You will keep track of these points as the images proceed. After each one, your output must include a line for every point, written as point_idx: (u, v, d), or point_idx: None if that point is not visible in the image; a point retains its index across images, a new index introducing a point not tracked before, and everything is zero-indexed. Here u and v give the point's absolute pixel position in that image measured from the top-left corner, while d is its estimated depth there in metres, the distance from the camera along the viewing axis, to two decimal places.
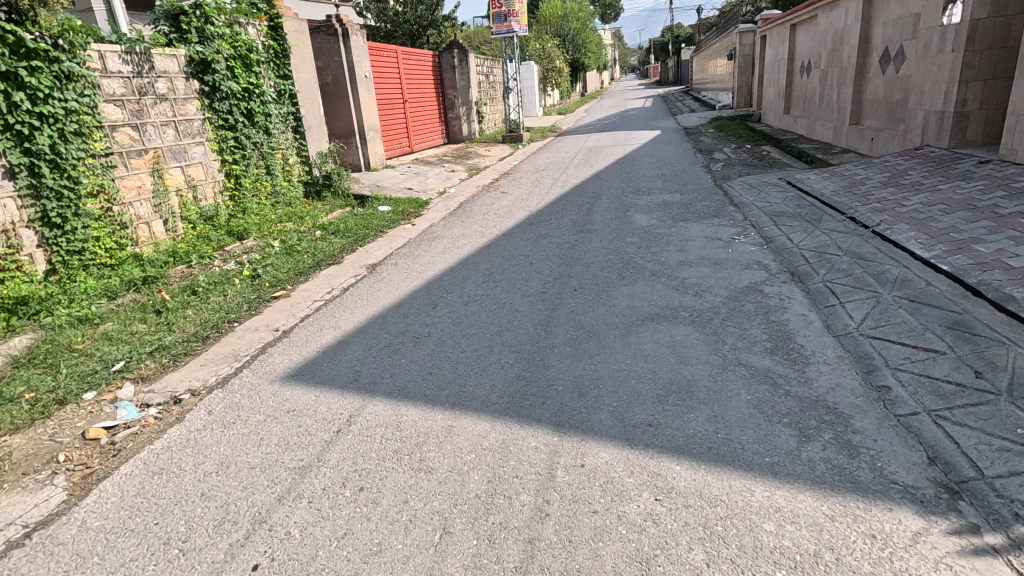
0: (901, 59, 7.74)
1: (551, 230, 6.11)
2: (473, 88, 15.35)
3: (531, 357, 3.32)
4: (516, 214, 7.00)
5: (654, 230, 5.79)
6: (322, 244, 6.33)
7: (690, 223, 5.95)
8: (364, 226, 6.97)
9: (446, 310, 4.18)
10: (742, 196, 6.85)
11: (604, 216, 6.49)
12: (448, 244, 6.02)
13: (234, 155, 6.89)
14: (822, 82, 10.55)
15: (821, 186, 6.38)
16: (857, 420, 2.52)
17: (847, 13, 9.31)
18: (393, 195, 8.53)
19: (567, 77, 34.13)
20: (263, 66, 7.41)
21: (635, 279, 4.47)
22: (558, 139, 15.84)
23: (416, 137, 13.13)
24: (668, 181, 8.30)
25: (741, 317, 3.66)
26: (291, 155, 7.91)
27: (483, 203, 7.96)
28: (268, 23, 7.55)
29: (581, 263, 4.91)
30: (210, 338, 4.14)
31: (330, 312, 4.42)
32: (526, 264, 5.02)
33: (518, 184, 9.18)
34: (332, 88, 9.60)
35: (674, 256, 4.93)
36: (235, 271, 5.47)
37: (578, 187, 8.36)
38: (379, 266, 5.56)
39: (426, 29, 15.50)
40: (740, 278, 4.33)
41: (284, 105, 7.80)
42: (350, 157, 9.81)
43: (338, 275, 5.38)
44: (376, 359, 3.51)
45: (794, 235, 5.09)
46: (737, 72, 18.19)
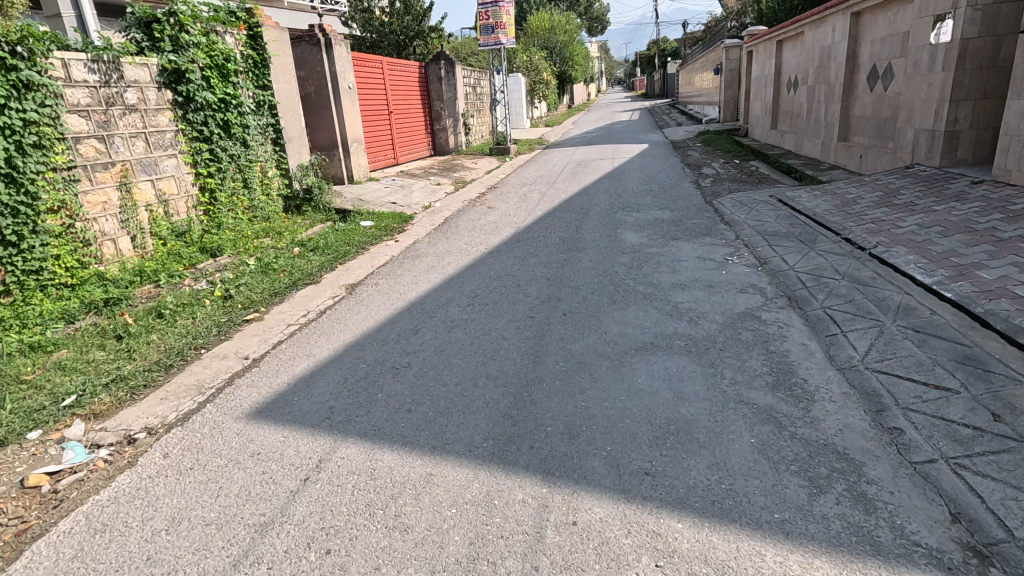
0: (890, 76, 7.72)
1: (538, 248, 5.92)
2: (460, 99, 15.20)
3: (518, 392, 3.09)
4: (502, 231, 6.80)
5: (645, 250, 5.62)
6: (300, 261, 6.06)
7: (682, 242, 5.79)
8: (345, 243, 6.71)
9: (428, 337, 3.94)
10: (733, 214, 6.72)
11: (593, 234, 6.31)
12: (431, 262, 5.79)
13: (209, 168, 6.62)
14: (809, 98, 10.55)
15: (813, 205, 6.27)
16: (871, 469, 2.32)
17: (834, 30, 9.32)
18: (376, 209, 8.29)
19: (554, 89, 34.21)
20: (241, 76, 7.16)
21: (627, 303, 4.27)
22: (545, 151, 15.74)
23: (401, 148, 12.91)
24: (658, 197, 8.17)
25: (739, 347, 3.47)
26: (269, 168, 7.64)
27: (468, 218, 7.75)
28: (247, 32, 7.32)
29: (570, 285, 4.71)
30: (173, 367, 3.85)
31: (305, 338, 4.17)
32: (512, 286, 4.81)
33: (506, 198, 8.99)
34: (315, 99, 9.36)
35: (666, 278, 4.75)
36: (206, 292, 5.19)
37: (566, 202, 8.19)
38: (359, 286, 5.31)
39: (413, 40, 15.27)
40: (736, 303, 4.16)
41: (263, 117, 7.54)
42: (333, 169, 9.56)
43: (316, 296, 5.13)
44: (351, 393, 3.26)
45: (789, 256, 4.95)
46: (724, 86, 18.27)
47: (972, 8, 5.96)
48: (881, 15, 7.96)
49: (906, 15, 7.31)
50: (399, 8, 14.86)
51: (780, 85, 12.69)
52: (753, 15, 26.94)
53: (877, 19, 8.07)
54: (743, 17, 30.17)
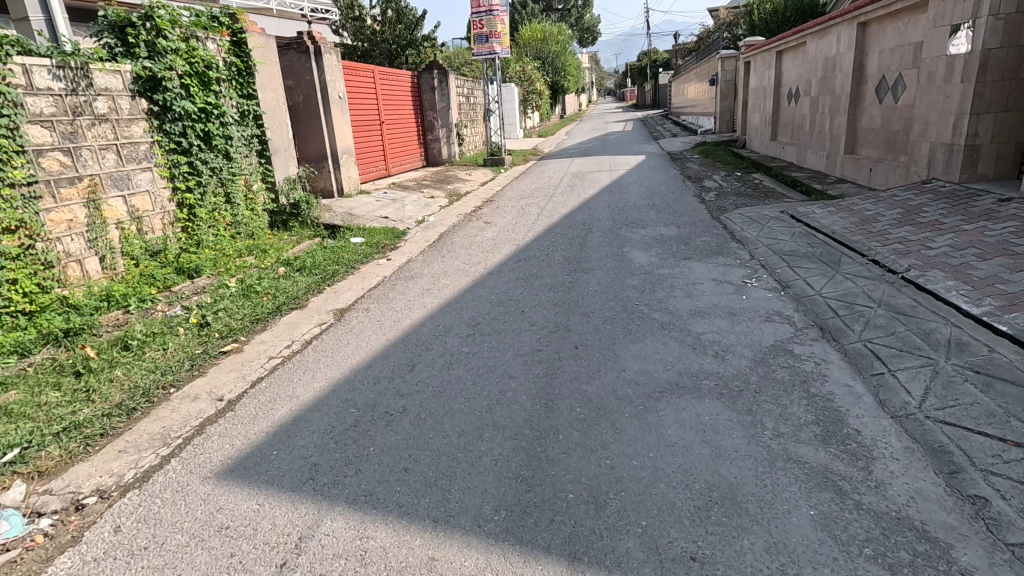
0: (901, 88, 7.46)
1: (541, 268, 5.53)
2: (454, 109, 14.86)
3: (531, 446, 2.69)
4: (502, 249, 6.42)
5: (656, 271, 5.26)
6: (285, 283, 5.63)
7: (694, 263, 5.43)
8: (334, 262, 6.31)
9: (425, 374, 3.53)
10: (744, 231, 6.39)
11: (598, 253, 5.94)
12: (427, 284, 5.39)
13: (187, 182, 6.18)
14: (813, 109, 10.31)
15: (830, 222, 5.97)
16: (962, 555, 1.94)
17: (839, 40, 9.10)
18: (367, 224, 7.88)
19: (547, 100, 34.07)
20: (223, 84, 6.75)
21: (644, 333, 3.90)
22: (541, 163, 15.43)
23: (393, 160, 12.52)
24: (662, 211, 7.83)
25: (775, 388, 3.10)
26: (254, 181, 7.22)
27: (465, 234, 7.36)
28: (230, 39, 6.92)
29: (580, 312, 4.33)
30: (137, 410, 3.41)
31: (288, 374, 3.74)
32: (517, 312, 4.41)
33: (503, 212, 8.63)
34: (303, 109, 8.96)
35: (683, 303, 4.38)
36: (180, 318, 4.75)
37: (567, 217, 7.83)
38: (348, 311, 4.89)
39: (405, 49, 14.94)
40: (763, 334, 3.80)
41: (247, 128, 7.13)
42: (322, 182, 9.16)
43: (301, 323, 4.70)
44: (339, 446, 2.84)
45: (814, 280, 4.60)
46: (720, 96, 18.09)
47: (994, 17, 5.71)
48: (890, 25, 7.73)
49: (918, 25, 7.07)
50: (391, 16, 14.55)
51: (779, 97, 12.48)
52: (745, 25, 26.94)
53: (886, 28, 7.83)
54: (735, 28, 30.22)
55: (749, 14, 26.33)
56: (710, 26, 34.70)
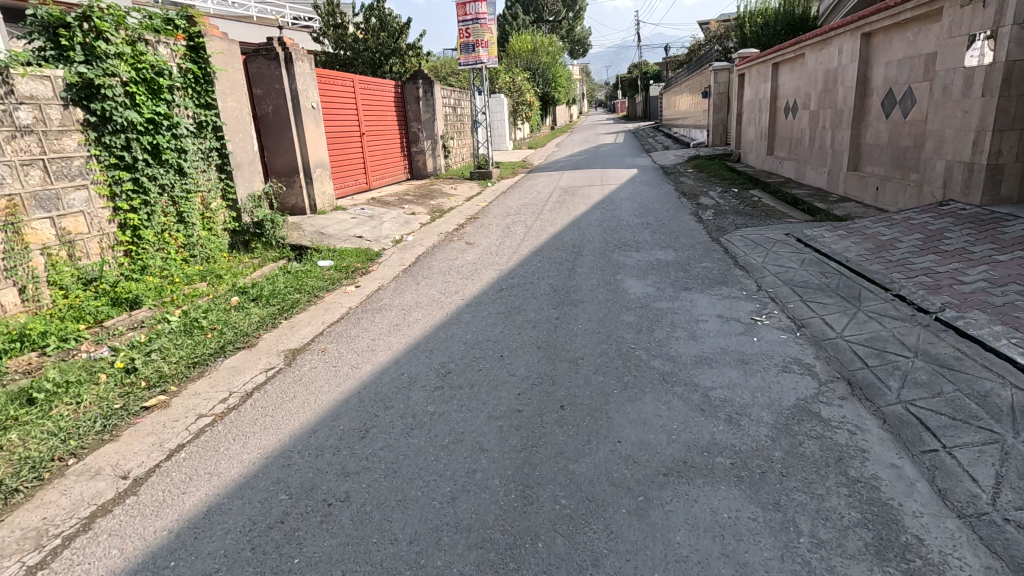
0: (910, 102, 7.01)
1: (525, 300, 4.94)
2: (440, 121, 14.31)
3: (501, 561, 2.08)
4: (483, 275, 5.81)
5: (653, 304, 4.68)
6: (237, 315, 5.00)
7: (695, 295, 4.87)
8: (296, 289, 5.69)
9: (378, 444, 2.90)
10: (747, 257, 5.86)
11: (589, 282, 5.35)
12: (396, 318, 4.79)
13: (131, 200, 5.54)
14: (812, 124, 9.88)
15: (842, 248, 5.45)
16: None
17: (841, 52, 8.67)
18: (338, 245, 7.27)
19: (537, 112, 33.67)
20: (177, 92, 6.14)
21: (642, 388, 3.31)
22: (530, 176, 14.91)
23: (373, 173, 11.93)
24: (657, 232, 7.27)
25: (806, 470, 2.51)
26: (212, 199, 6.60)
27: (444, 257, 6.77)
28: (186, 43, 6.31)
29: (567, 358, 3.74)
30: (18, 493, 2.74)
31: (215, 440, 3.10)
32: (494, 358, 3.81)
33: (487, 231, 8.05)
34: (273, 120, 8.35)
35: (686, 348, 3.81)
36: (104, 362, 4.08)
37: (556, 237, 7.25)
38: (301, 352, 4.25)
39: (388, 57, 14.38)
40: (782, 390, 3.23)
41: (205, 140, 6.51)
42: (293, 198, 8.55)
43: (246, 367, 4.05)
44: (254, 556, 2.20)
45: (833, 319, 4.05)
46: (712, 109, 17.73)
47: (1019, 26, 5.24)
48: (897, 35, 7.29)
49: (929, 35, 6.62)
50: (374, 24, 14.04)
51: (776, 110, 12.07)
52: (734, 38, 26.77)
53: (893, 39, 7.39)
54: (726, 41, 30.09)
55: (738, 26, 26.15)
56: (701, 38, 34.58)
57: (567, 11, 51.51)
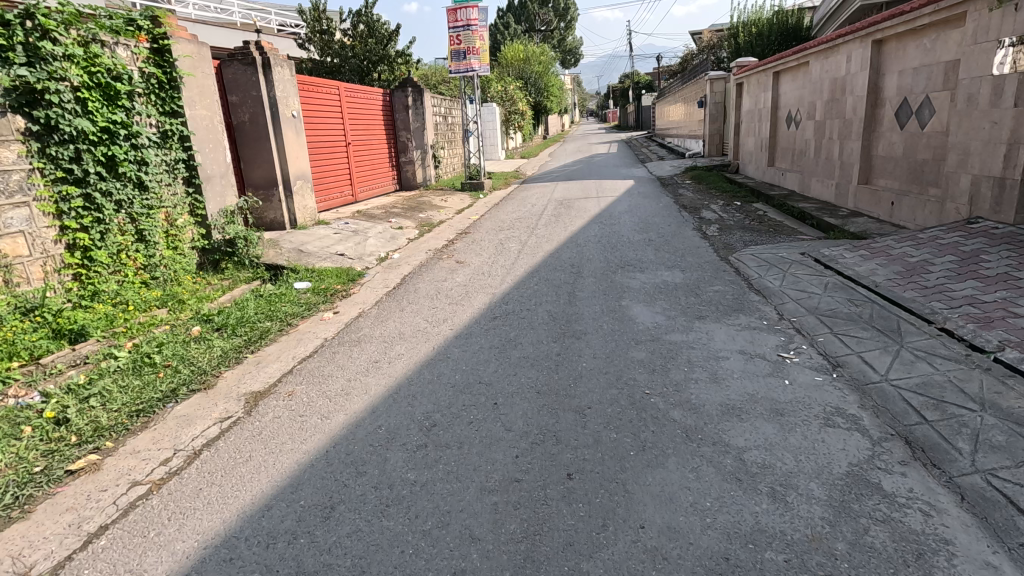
0: (928, 112, 6.62)
1: (521, 331, 4.42)
2: (430, 130, 13.82)
3: None
4: (474, 300, 5.29)
5: (665, 337, 4.18)
6: (198, 348, 4.44)
7: (710, 325, 4.37)
8: (266, 316, 5.14)
9: (344, 529, 2.36)
10: (762, 279, 5.39)
11: (591, 308, 4.84)
12: (378, 353, 4.25)
13: (82, 218, 4.98)
14: (817, 134, 9.50)
15: (866, 271, 4.99)
16: None
17: (849, 60, 8.29)
18: (317, 263, 6.72)
19: (529, 121, 33.29)
20: (138, 99, 5.59)
21: (663, 448, 2.79)
22: (523, 187, 14.45)
23: (359, 184, 11.41)
24: (661, 250, 6.79)
25: (881, 572, 1.99)
26: (178, 214, 6.04)
27: (433, 277, 6.26)
28: (149, 45, 5.77)
29: (571, 406, 3.23)
30: None
31: (145, 522, 2.52)
32: (487, 406, 3.29)
33: (478, 248, 7.55)
34: (249, 129, 7.80)
35: (708, 394, 3.30)
36: (30, 410, 3.48)
37: (552, 256, 6.75)
38: (265, 397, 3.68)
39: (377, 65, 13.89)
40: (829, 451, 2.72)
41: (170, 151, 5.96)
42: (271, 212, 8.01)
43: (199, 416, 3.48)
44: None
45: (873, 357, 3.57)
46: (709, 119, 17.34)
47: None
48: (912, 42, 6.90)
49: (949, 42, 6.24)
50: (362, 31, 13.58)
51: (777, 120, 11.72)
52: (727, 48, 26.56)
53: (907, 46, 7.01)
54: (718, 51, 29.92)
55: (732, 36, 25.92)
56: (694, 48, 34.42)
57: (559, 20, 51.43)
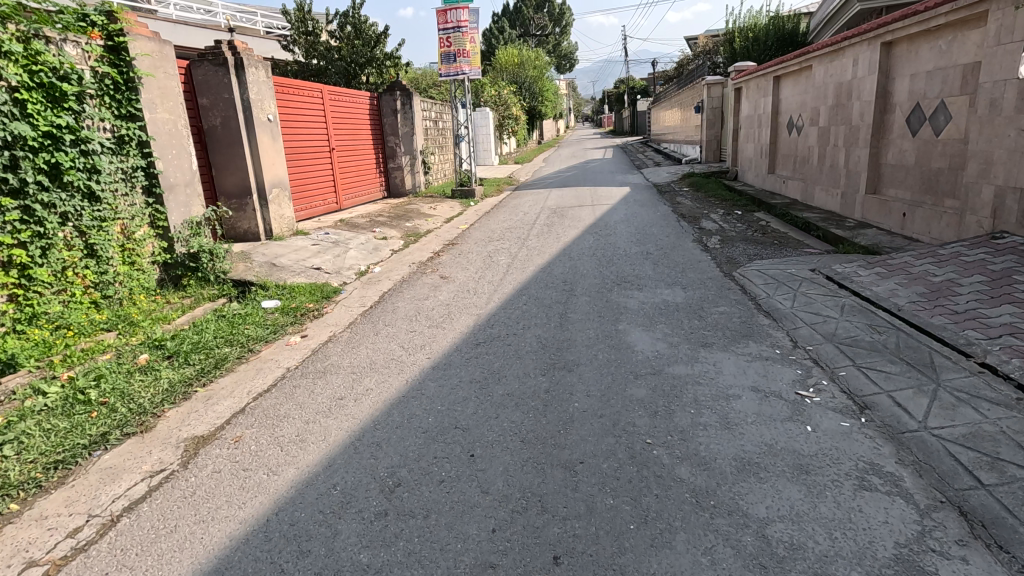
0: (944, 118, 6.22)
1: (506, 361, 3.95)
2: (419, 135, 13.37)
3: None
4: (455, 322, 4.82)
5: (667, 369, 3.72)
6: (142, 381, 3.93)
7: (718, 356, 3.91)
8: (226, 341, 4.65)
9: None
10: (770, 299, 4.94)
11: (584, 334, 4.38)
12: (344, 387, 3.77)
13: (19, 233, 4.40)
14: (821, 141, 9.11)
15: (885, 292, 4.56)
16: None
17: (856, 64, 7.90)
18: (289, 279, 6.25)
19: (523, 126, 32.90)
20: (89, 101, 5.10)
21: (670, 520, 2.31)
22: (515, 194, 14.01)
23: (344, 191, 10.94)
24: (660, 264, 6.34)
25: None
26: (136, 227, 5.54)
27: (414, 294, 5.79)
28: (104, 42, 5.29)
29: (559, 460, 2.76)
30: None
31: None
32: (462, 460, 2.81)
33: (465, 261, 7.09)
34: (220, 134, 7.31)
35: (718, 444, 2.84)
36: None
37: (544, 271, 6.29)
38: (207, 444, 3.19)
39: (364, 67, 13.44)
40: (870, 525, 2.25)
41: (127, 158, 5.46)
42: (245, 222, 7.52)
43: (127, 470, 2.98)
44: None
45: (906, 398, 3.12)
46: (706, 125, 16.96)
47: None
48: (925, 44, 6.52)
49: (967, 44, 5.85)
50: (349, 32, 13.14)
51: (777, 126, 11.34)
52: (723, 52, 26.23)
53: (919, 48, 6.62)
54: (713, 56, 29.64)
55: (728, 41, 25.63)
56: (688, 53, 34.17)
57: (553, 26, 51.26)
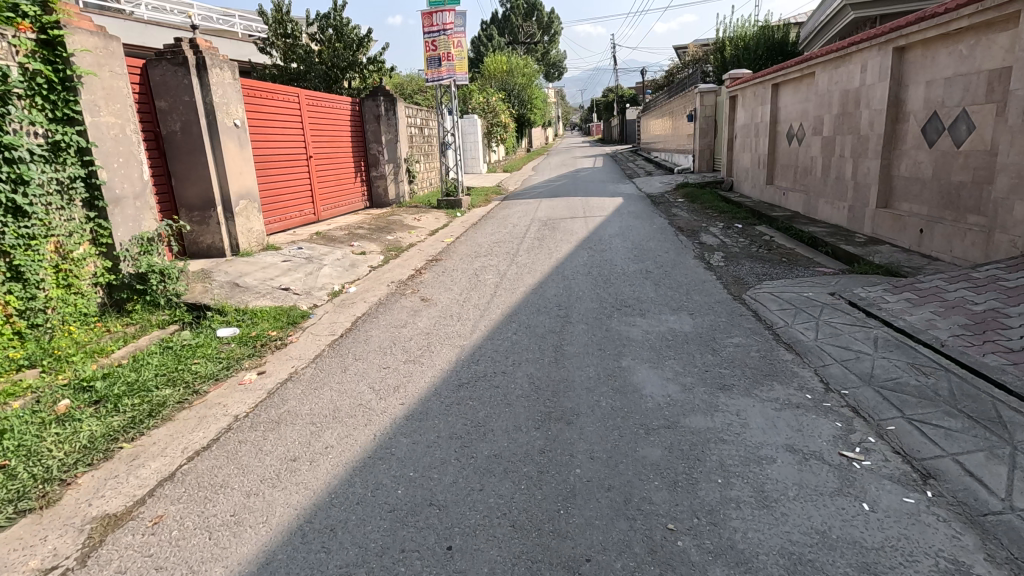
0: (966, 128, 5.79)
1: (492, 409, 3.35)
2: (404, 142, 12.78)
3: None
4: (436, 357, 4.22)
5: (683, 420, 3.16)
6: (56, 436, 3.26)
7: (740, 402, 3.34)
8: (168, 380, 4.00)
9: None
10: (790, 329, 4.40)
11: (583, 372, 3.80)
12: (297, 443, 3.14)
13: None
14: (824, 151, 8.68)
15: (922, 323, 4.04)
16: None
17: (864, 71, 7.47)
18: (252, 301, 5.61)
19: (512, 135, 32.48)
20: (15, 102, 4.43)
21: None
22: (504, 204, 13.47)
23: (322, 201, 10.32)
24: (662, 285, 5.80)
25: None
26: (74, 244, 4.88)
27: (391, 320, 5.20)
28: (36, 35, 4.65)
29: (561, 556, 2.18)
30: None
31: None
32: (439, 554, 2.22)
33: (449, 280, 6.50)
34: (179, 140, 6.65)
35: (759, 532, 2.27)
36: None
37: (535, 292, 5.73)
38: (119, 527, 2.55)
39: (345, 72, 12.86)
40: None
41: (63, 167, 4.81)
42: (208, 236, 6.87)
43: (7, 568, 2.33)
44: None
45: (979, 465, 2.58)
46: (699, 134, 16.56)
47: None
48: (942, 49, 6.08)
49: (992, 48, 5.42)
50: (330, 35, 12.58)
51: (776, 135, 10.91)
52: (714, 61, 25.98)
53: (936, 53, 6.18)
54: (703, 65, 29.45)
55: (718, 50, 25.37)
56: (677, 62, 33.96)
57: (542, 34, 51.10)
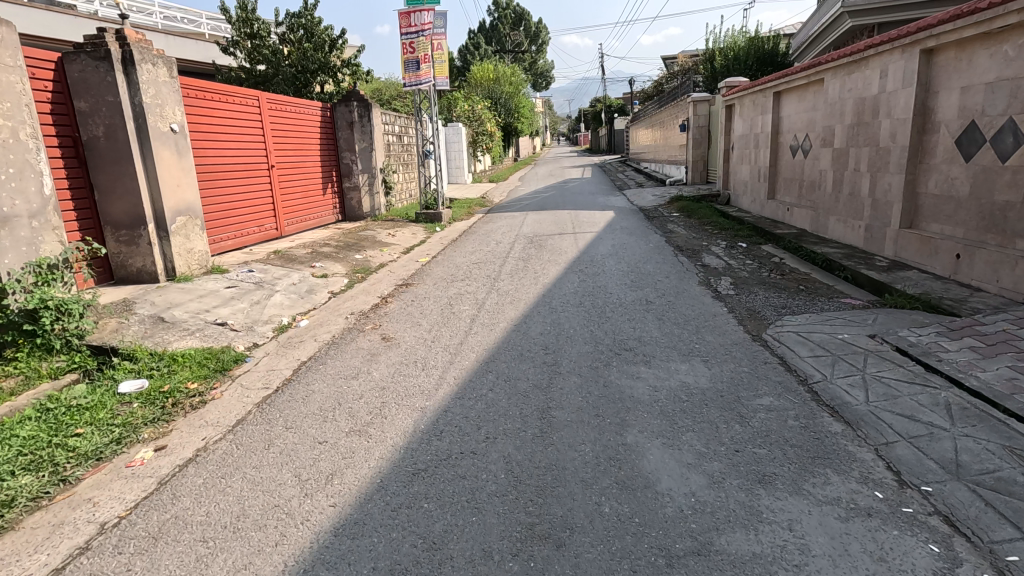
0: (1012, 140, 5.03)
1: (455, 519, 2.44)
2: (380, 150, 11.89)
3: None
4: (390, 425, 3.32)
5: (717, 539, 2.28)
6: None
7: (790, 507, 2.46)
8: (28, 462, 3.01)
9: None
10: (831, 385, 3.55)
11: (577, 453, 2.92)
12: None
13: None
14: (835, 164, 7.94)
15: (1002, 386, 3.21)
16: None
17: (882, 76, 6.72)
18: (177, 342, 4.64)
19: (499, 144, 31.70)
20: None
21: None
22: (489, 217, 12.63)
23: (287, 215, 9.39)
24: (666, 321, 4.94)
25: None
26: None
27: (344, 366, 4.29)
28: None
29: None
30: None
31: None
32: None
33: (419, 310, 5.60)
34: (101, 146, 5.67)
35: None
36: None
37: (518, 329, 4.85)
38: None
39: (316, 75, 11.95)
40: None
41: None
42: (137, 259, 5.90)
43: None
44: None
45: None
46: (692, 145, 15.88)
47: None
48: (982, 51, 5.34)
49: None
50: (299, 35, 11.72)
51: (778, 147, 10.18)
52: (704, 72, 25.43)
53: (972, 54, 5.44)
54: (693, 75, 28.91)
55: (709, 60, 24.81)
56: (667, 73, 33.50)
57: (529, 44, 50.70)
